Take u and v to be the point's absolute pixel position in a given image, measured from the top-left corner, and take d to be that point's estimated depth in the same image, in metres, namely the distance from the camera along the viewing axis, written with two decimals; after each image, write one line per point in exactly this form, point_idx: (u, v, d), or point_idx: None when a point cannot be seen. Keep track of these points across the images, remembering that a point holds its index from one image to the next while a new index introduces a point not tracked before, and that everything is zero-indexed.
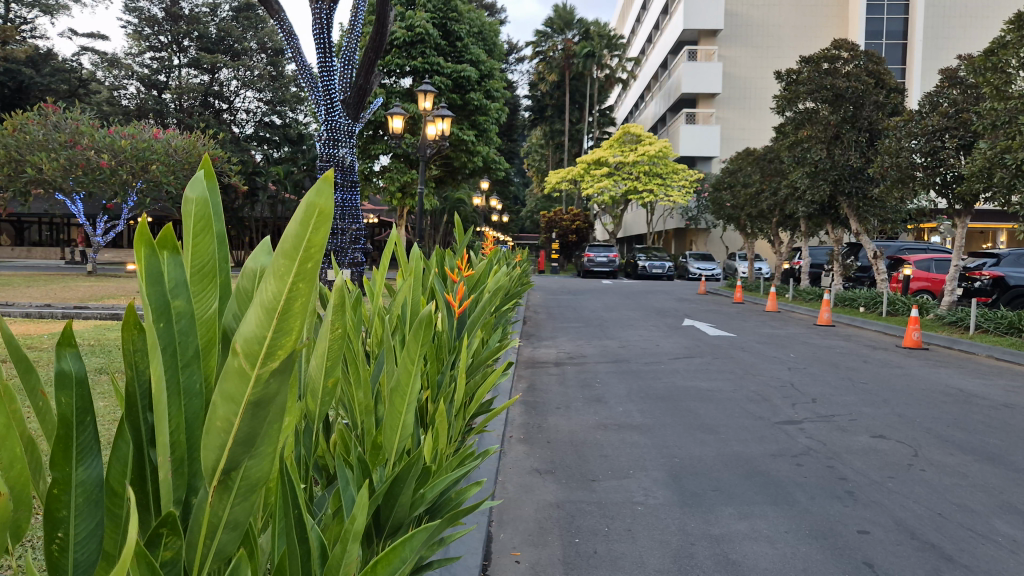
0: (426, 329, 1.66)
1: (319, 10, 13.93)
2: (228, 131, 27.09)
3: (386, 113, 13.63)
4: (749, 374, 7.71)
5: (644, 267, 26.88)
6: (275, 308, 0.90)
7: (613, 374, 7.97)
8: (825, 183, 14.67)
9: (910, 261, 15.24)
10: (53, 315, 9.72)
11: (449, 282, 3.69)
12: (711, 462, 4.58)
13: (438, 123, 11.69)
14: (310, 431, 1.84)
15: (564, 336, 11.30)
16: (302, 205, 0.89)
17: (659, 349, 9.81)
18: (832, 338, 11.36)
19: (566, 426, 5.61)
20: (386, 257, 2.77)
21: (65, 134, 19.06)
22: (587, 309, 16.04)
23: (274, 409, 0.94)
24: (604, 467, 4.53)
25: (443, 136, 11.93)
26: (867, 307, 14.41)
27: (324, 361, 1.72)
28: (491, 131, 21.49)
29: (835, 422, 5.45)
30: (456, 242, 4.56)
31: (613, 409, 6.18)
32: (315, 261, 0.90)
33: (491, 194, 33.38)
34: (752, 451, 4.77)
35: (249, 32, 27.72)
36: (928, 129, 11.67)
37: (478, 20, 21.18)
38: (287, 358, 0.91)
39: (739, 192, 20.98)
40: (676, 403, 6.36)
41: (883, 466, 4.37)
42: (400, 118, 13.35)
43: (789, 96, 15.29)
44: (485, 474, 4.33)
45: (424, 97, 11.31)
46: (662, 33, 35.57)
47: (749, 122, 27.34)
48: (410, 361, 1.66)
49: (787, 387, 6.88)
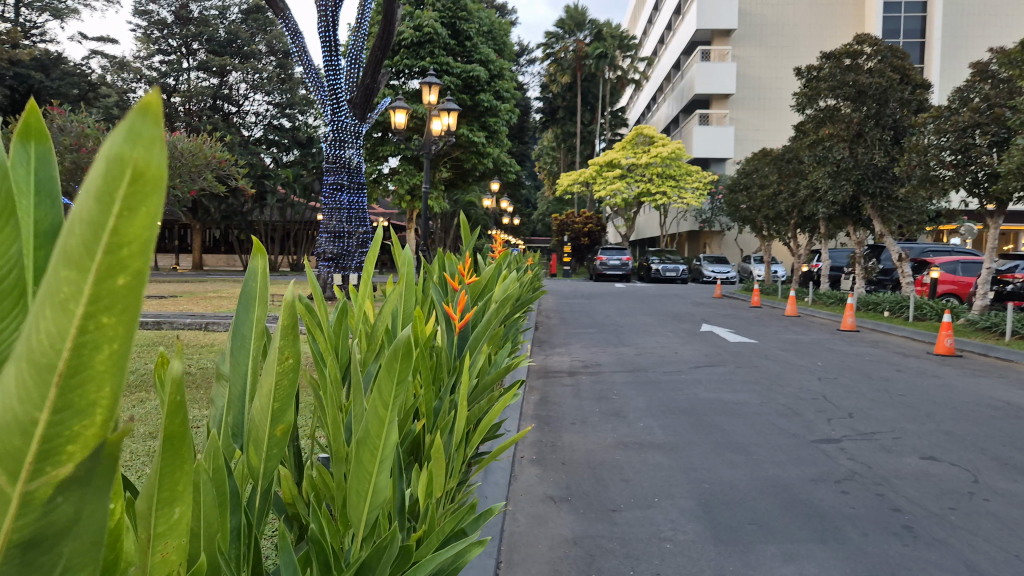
0: (404, 357, 1.22)
1: (324, 7, 13.77)
2: (237, 134, 26.95)
3: (389, 107, 13.21)
4: (777, 383, 7.26)
5: (658, 270, 26.44)
6: (52, 368, 0.44)
7: (631, 385, 7.51)
8: (847, 182, 14.12)
9: (935, 263, 14.71)
10: None
11: (451, 291, 3.24)
12: (744, 488, 4.11)
13: (443, 117, 11.23)
14: (256, 494, 1.39)
15: (577, 342, 10.88)
16: (107, 150, 0.42)
17: (678, 356, 9.37)
18: (859, 345, 10.86)
19: (581, 444, 5.17)
20: (373, 258, 2.32)
21: (70, 137, 18.91)
22: (600, 314, 15.60)
23: (73, 538, 0.52)
24: (625, 494, 4.07)
25: (448, 131, 11.46)
26: (892, 311, 13.91)
27: (269, 404, 1.29)
28: (501, 132, 21.14)
29: (877, 441, 4.98)
30: (461, 244, 4.12)
31: (633, 425, 5.73)
32: (144, 265, 0.45)
33: (501, 196, 33.09)
34: (790, 475, 4.31)
35: (259, 34, 27.62)
36: (958, 125, 11.18)
37: (488, 19, 20.92)
38: (95, 449, 0.48)
39: (755, 193, 20.50)
40: (700, 418, 5.90)
41: (939, 494, 3.90)
42: (402, 113, 12.94)
43: (809, 93, 14.87)
44: (493, 501, 3.86)
45: (427, 91, 10.89)
46: (675, 33, 35.18)
47: (764, 122, 26.82)
48: (384, 405, 1.21)
49: (818, 399, 6.41)
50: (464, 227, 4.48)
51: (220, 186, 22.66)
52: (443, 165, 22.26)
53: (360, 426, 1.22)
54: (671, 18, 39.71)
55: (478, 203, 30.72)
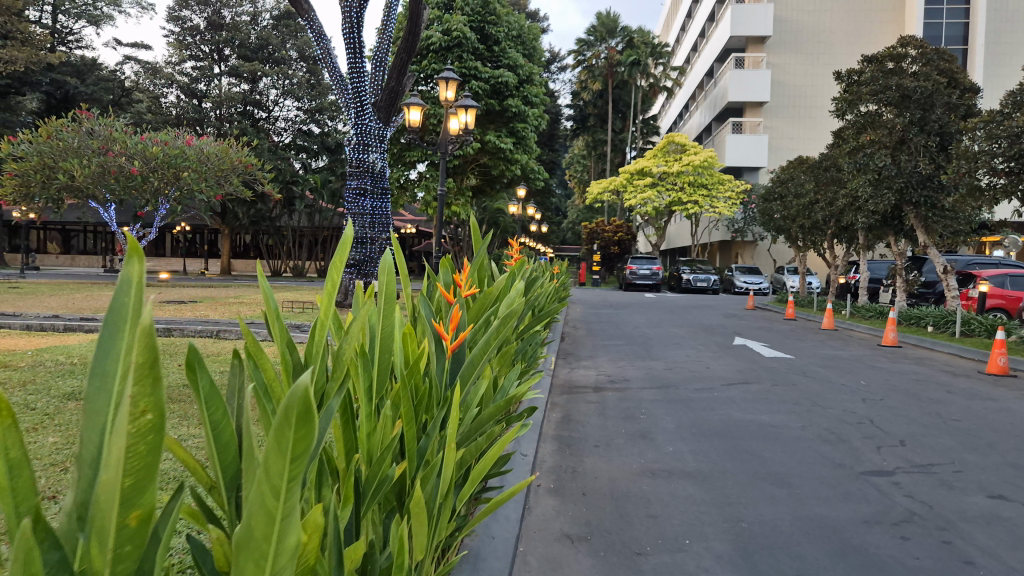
0: (310, 418, 0.77)
1: (348, 9, 13.52)
2: (266, 140, 26.95)
3: (405, 105, 12.83)
4: (819, 404, 6.74)
5: (688, 280, 25.84)
6: None
7: (660, 403, 7.03)
8: (890, 192, 13.48)
9: (982, 277, 14.00)
10: (54, 326, 9.06)
11: (451, 307, 2.78)
12: (787, 529, 3.63)
13: (462, 115, 10.79)
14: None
15: (604, 354, 10.42)
16: None
17: (710, 372, 8.86)
18: (902, 361, 10.28)
19: (605, 471, 4.72)
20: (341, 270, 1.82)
21: (98, 141, 18.89)
22: (629, 325, 15.10)
23: None
24: (652, 533, 3.62)
25: (465, 130, 10.99)
26: (937, 326, 13.23)
27: (117, 475, 0.84)
28: (530, 138, 20.78)
29: (935, 474, 4.49)
30: (474, 251, 3.68)
31: (662, 449, 5.26)
32: None
33: (531, 204, 32.68)
34: (839, 515, 3.83)
35: (290, 40, 27.61)
36: (1011, 131, 10.53)
37: (517, 23, 20.59)
38: None
39: (790, 202, 19.89)
40: (736, 442, 5.41)
41: (1015, 543, 3.42)
42: (418, 111, 12.58)
43: (850, 98, 14.34)
44: (503, 540, 3.41)
45: (444, 86, 10.47)
46: (709, 40, 34.65)
47: (800, 130, 26.16)
48: (280, 486, 0.77)
49: (864, 423, 5.90)
50: (476, 231, 4.00)
51: (247, 190, 22.56)
52: (471, 171, 21.94)
53: (242, 520, 0.79)
54: (704, 25, 39.18)
55: (507, 210, 30.39)
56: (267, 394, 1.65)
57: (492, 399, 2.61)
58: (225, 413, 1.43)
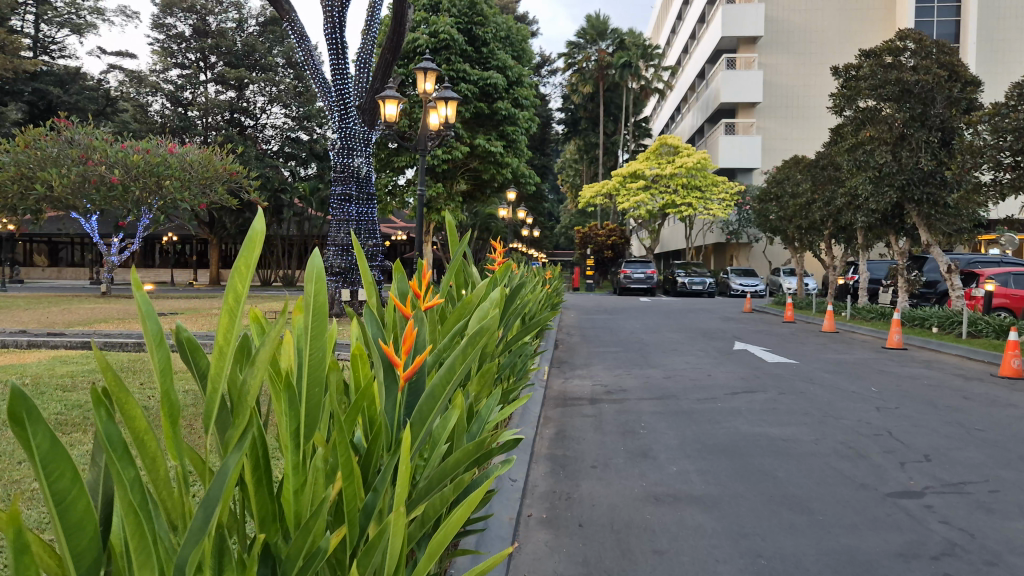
0: None
1: (330, 8, 13.07)
2: (253, 147, 26.53)
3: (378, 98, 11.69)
4: (831, 414, 6.30)
5: (684, 284, 25.44)
6: None
7: (660, 415, 6.58)
8: (891, 189, 13.09)
9: (987, 275, 13.59)
10: (16, 343, 8.56)
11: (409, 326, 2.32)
12: (812, 566, 3.17)
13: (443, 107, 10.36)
14: None
15: (600, 362, 9.97)
16: None
17: (711, 380, 8.42)
18: (912, 365, 9.83)
19: (605, 497, 4.27)
20: (246, 282, 1.33)
21: (78, 150, 18.38)
22: (625, 330, 14.66)
23: None
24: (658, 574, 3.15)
25: (446, 125, 10.44)
26: (942, 327, 12.83)
27: None
28: (520, 141, 20.35)
29: (971, 495, 4.05)
30: (449, 256, 3.21)
31: (664, 469, 4.80)
32: None
33: (523, 209, 32.30)
34: (870, 546, 3.39)
35: (276, 46, 27.23)
36: (1018, 123, 10.13)
37: (505, 24, 20.20)
38: None
39: (787, 202, 19.49)
40: (746, 460, 4.96)
41: None
42: (392, 103, 11.53)
43: (849, 94, 13.94)
44: None
45: (423, 76, 9.98)
46: (700, 42, 34.37)
47: (793, 130, 25.78)
48: None
49: (883, 435, 5.46)
50: (452, 235, 3.47)
51: (232, 199, 22.10)
52: (461, 176, 21.52)
53: None
54: (694, 27, 38.90)
55: (498, 214, 29.97)
56: (129, 454, 1.14)
57: (464, 436, 2.14)
58: (66, 483, 0.94)
